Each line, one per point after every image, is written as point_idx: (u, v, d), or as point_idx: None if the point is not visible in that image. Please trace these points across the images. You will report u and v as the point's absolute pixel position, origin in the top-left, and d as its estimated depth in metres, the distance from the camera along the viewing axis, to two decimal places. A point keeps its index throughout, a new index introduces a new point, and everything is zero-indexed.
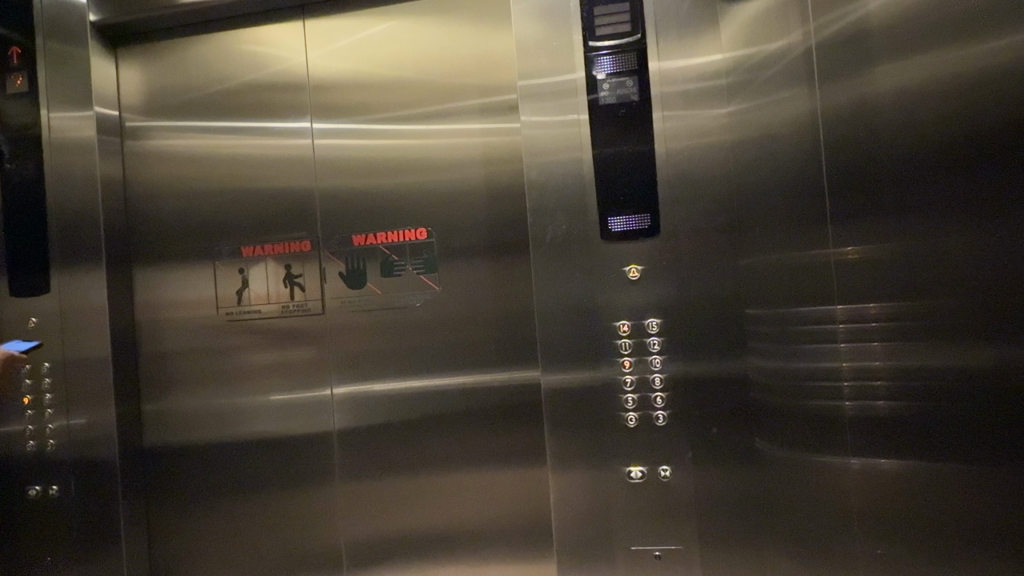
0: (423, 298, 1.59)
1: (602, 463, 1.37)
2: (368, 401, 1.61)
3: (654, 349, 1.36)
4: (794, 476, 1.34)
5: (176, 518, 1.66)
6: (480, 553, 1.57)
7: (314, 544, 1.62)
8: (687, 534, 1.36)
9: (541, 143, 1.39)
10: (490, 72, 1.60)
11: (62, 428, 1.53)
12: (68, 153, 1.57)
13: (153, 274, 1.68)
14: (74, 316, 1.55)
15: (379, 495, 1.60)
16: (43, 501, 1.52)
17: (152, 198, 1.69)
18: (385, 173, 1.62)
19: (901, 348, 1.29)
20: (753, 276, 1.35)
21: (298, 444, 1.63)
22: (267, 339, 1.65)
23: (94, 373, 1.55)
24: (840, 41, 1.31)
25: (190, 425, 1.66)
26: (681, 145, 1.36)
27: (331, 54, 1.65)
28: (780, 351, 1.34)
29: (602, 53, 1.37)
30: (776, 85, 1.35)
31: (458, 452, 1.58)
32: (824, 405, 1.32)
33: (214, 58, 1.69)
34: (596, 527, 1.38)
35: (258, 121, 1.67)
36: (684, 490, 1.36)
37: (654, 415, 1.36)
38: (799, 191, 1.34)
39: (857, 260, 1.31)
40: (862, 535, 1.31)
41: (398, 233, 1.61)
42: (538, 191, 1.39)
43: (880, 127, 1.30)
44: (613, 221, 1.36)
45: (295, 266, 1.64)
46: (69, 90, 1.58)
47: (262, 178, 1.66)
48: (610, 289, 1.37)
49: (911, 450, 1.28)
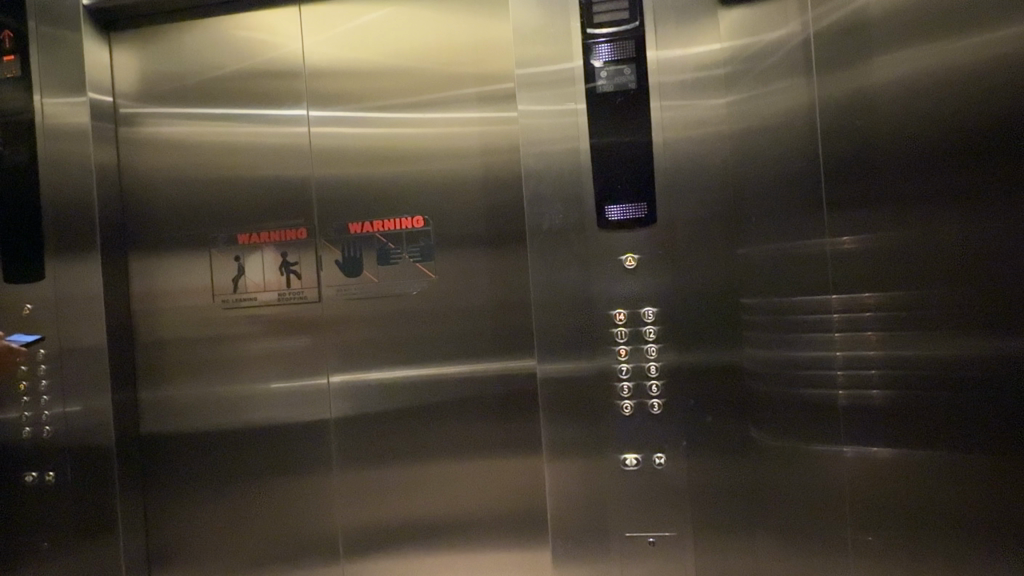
0: (418, 287, 1.57)
1: (596, 448, 1.32)
2: (364, 388, 1.60)
3: (649, 337, 1.30)
4: (790, 458, 1.30)
5: (174, 500, 1.69)
6: (476, 542, 1.55)
7: (312, 530, 1.63)
8: (680, 523, 1.31)
9: (539, 132, 1.34)
10: (488, 58, 1.55)
11: (57, 415, 1.56)
12: (58, 141, 1.58)
13: (150, 261, 1.70)
14: (69, 305, 1.58)
15: (378, 482, 1.59)
16: (41, 485, 1.57)
17: (150, 186, 1.70)
18: (381, 161, 1.59)
19: (898, 338, 1.26)
20: (750, 265, 1.31)
21: (296, 432, 1.64)
22: (265, 327, 1.65)
23: (89, 361, 1.57)
24: (838, 28, 1.28)
25: (189, 410, 1.68)
26: (679, 135, 1.31)
27: (328, 41, 1.62)
28: (776, 341, 1.31)
29: (601, 40, 1.31)
30: (774, 75, 1.31)
31: (455, 443, 1.56)
32: (819, 394, 1.29)
33: (211, 46, 1.67)
34: (590, 515, 1.34)
35: (254, 108, 1.65)
36: (680, 479, 1.31)
37: (649, 404, 1.31)
38: (795, 180, 1.30)
39: (853, 247, 1.28)
40: (856, 525, 1.28)
41: (394, 220, 1.58)
42: (533, 180, 1.34)
43: (879, 117, 1.27)
44: (609, 209, 1.31)
45: (291, 254, 1.62)
46: (61, 77, 1.58)
47: (259, 167, 1.65)
48: (606, 276, 1.32)
49: (907, 440, 1.26)
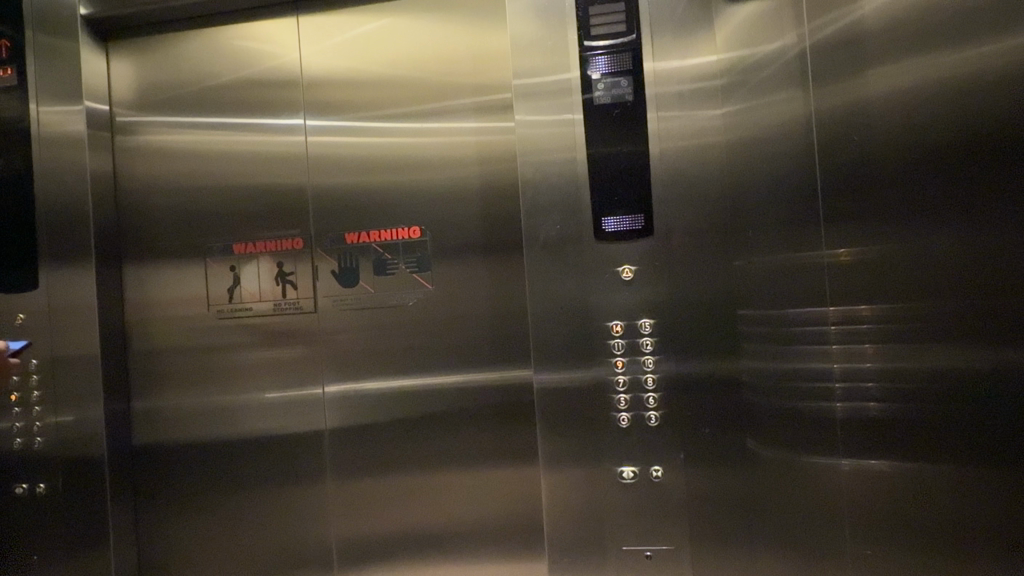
0: (415, 297, 1.56)
1: (594, 460, 1.32)
2: (361, 399, 1.59)
3: (648, 348, 1.30)
4: (788, 470, 1.30)
5: (166, 511, 1.67)
6: (473, 554, 1.54)
7: (306, 541, 1.62)
8: (678, 537, 1.30)
9: (536, 142, 1.34)
10: (486, 69, 1.56)
11: (49, 425, 1.55)
12: (54, 150, 1.58)
13: (146, 270, 1.69)
14: (63, 315, 1.57)
15: (374, 492, 1.58)
16: (32, 497, 1.55)
17: (146, 195, 1.69)
18: (378, 171, 1.59)
19: (893, 351, 1.26)
20: (749, 277, 1.31)
21: (291, 443, 1.62)
22: (260, 337, 1.64)
23: (82, 371, 1.56)
24: (836, 40, 1.29)
25: (183, 420, 1.67)
26: (676, 146, 1.30)
27: (326, 51, 1.62)
28: (773, 353, 1.30)
29: (597, 52, 1.31)
30: (771, 87, 1.32)
31: (450, 454, 1.55)
32: (815, 406, 1.29)
33: (208, 55, 1.67)
34: (588, 529, 1.32)
35: (252, 118, 1.65)
36: (677, 491, 1.30)
37: (647, 416, 1.30)
38: (793, 191, 1.31)
39: (849, 259, 1.28)
40: (854, 538, 1.28)
41: (391, 230, 1.58)
42: (531, 191, 1.34)
43: (874, 131, 1.27)
44: (607, 221, 1.31)
45: (288, 264, 1.62)
46: (56, 85, 1.58)
47: (256, 176, 1.65)
48: (603, 289, 1.32)
49: (903, 452, 1.26)
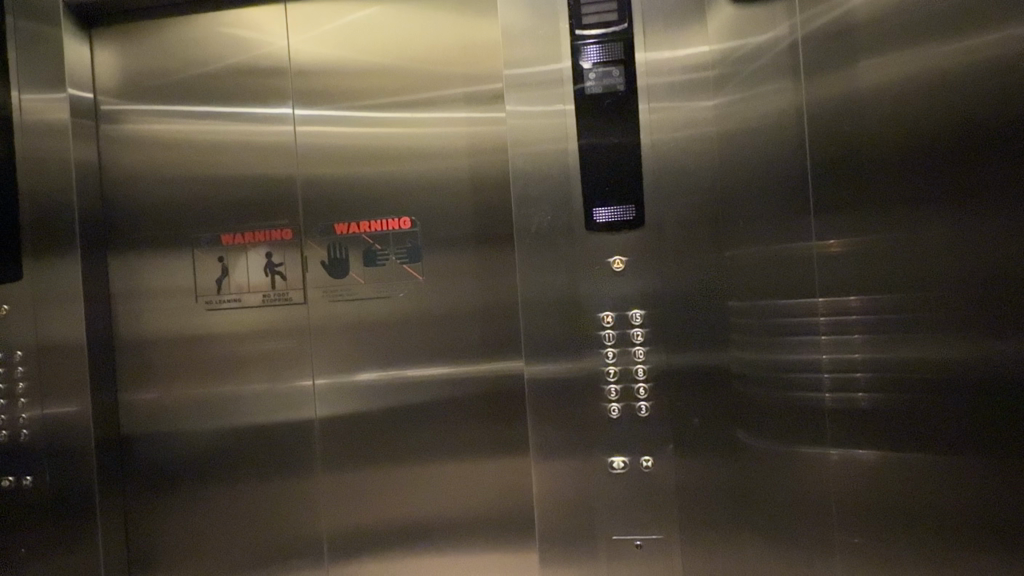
0: (405, 288, 1.55)
1: (584, 450, 1.32)
2: (350, 390, 1.58)
3: (638, 339, 1.30)
4: (777, 460, 1.31)
5: (154, 503, 1.66)
6: (463, 544, 1.54)
7: (297, 532, 1.61)
8: (666, 526, 1.31)
9: (527, 133, 1.33)
10: (477, 58, 1.54)
11: (35, 418, 1.53)
12: (37, 140, 1.55)
13: (133, 262, 1.67)
14: (47, 306, 1.55)
15: (364, 483, 1.58)
16: (20, 490, 1.54)
17: (131, 185, 1.67)
18: (367, 161, 1.58)
19: (881, 341, 1.27)
20: (739, 269, 1.31)
21: (281, 435, 1.62)
22: (249, 328, 1.63)
23: (67, 363, 1.54)
24: (826, 31, 1.29)
25: (172, 412, 1.66)
26: (667, 138, 1.31)
27: (315, 39, 1.60)
28: (762, 344, 1.31)
29: (589, 42, 1.30)
30: (762, 78, 1.31)
31: (441, 444, 1.55)
32: (805, 396, 1.29)
33: (194, 42, 1.65)
34: (578, 518, 1.33)
35: (239, 106, 1.63)
36: (667, 481, 1.31)
37: (637, 407, 1.31)
38: (784, 183, 1.31)
39: (839, 251, 1.28)
40: (841, 526, 1.29)
41: (381, 221, 1.56)
42: (521, 182, 1.33)
43: (864, 122, 1.27)
44: (598, 212, 1.30)
45: (276, 255, 1.60)
46: (38, 72, 1.55)
47: (243, 166, 1.63)
48: (594, 280, 1.31)
49: (890, 442, 1.26)
